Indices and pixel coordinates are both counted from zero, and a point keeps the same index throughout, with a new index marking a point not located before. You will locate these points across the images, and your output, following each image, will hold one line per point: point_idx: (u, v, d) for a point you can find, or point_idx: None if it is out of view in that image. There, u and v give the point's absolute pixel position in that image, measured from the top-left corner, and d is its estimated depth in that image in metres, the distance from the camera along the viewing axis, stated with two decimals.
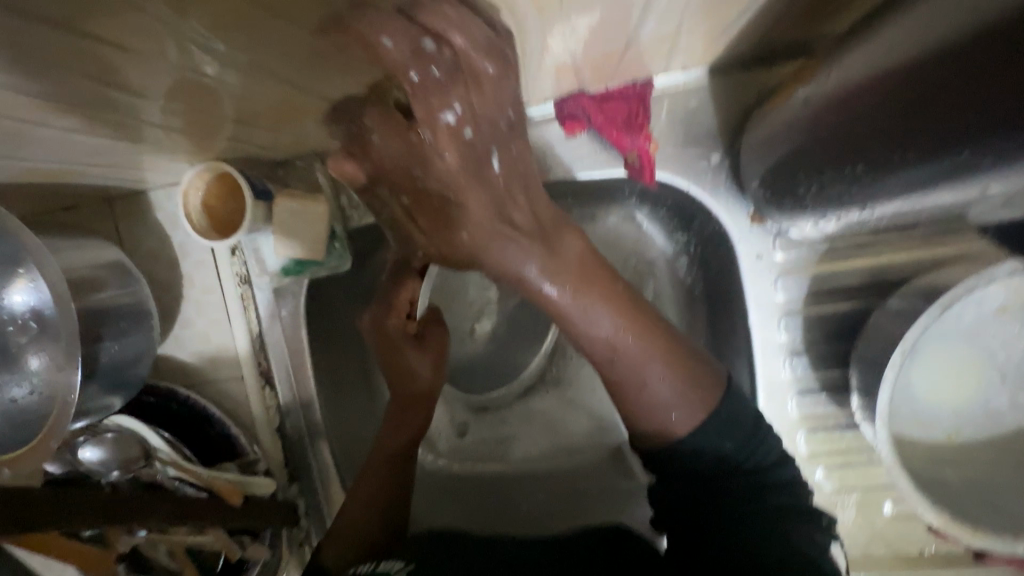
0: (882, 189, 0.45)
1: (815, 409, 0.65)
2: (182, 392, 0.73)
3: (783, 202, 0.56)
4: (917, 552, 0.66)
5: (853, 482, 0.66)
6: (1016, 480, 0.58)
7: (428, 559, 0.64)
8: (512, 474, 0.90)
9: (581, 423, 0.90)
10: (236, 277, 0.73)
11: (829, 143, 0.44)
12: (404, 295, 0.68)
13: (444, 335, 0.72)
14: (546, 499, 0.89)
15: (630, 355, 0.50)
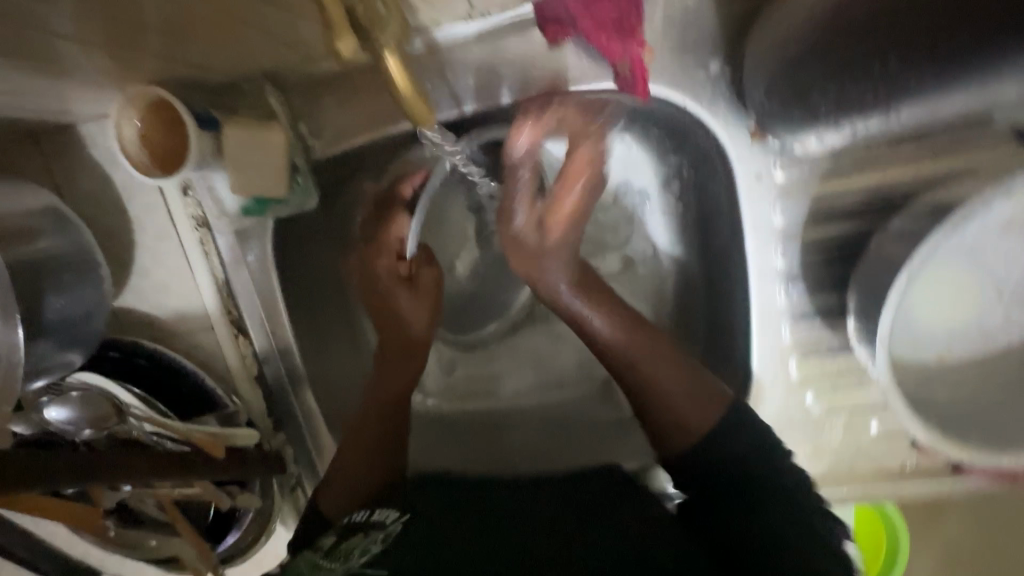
0: (913, 88, 0.42)
1: (808, 333, 0.64)
2: (147, 345, 0.69)
3: (789, 113, 0.51)
4: (899, 466, 0.67)
5: (843, 404, 0.66)
6: (1002, 398, 0.58)
7: (427, 508, 0.61)
8: (503, 409, 0.90)
9: (569, 358, 0.89)
10: (192, 220, 0.67)
11: (858, 35, 0.40)
12: (393, 232, 0.69)
13: (434, 278, 0.71)
14: (539, 434, 0.88)
15: (636, 355, 0.63)
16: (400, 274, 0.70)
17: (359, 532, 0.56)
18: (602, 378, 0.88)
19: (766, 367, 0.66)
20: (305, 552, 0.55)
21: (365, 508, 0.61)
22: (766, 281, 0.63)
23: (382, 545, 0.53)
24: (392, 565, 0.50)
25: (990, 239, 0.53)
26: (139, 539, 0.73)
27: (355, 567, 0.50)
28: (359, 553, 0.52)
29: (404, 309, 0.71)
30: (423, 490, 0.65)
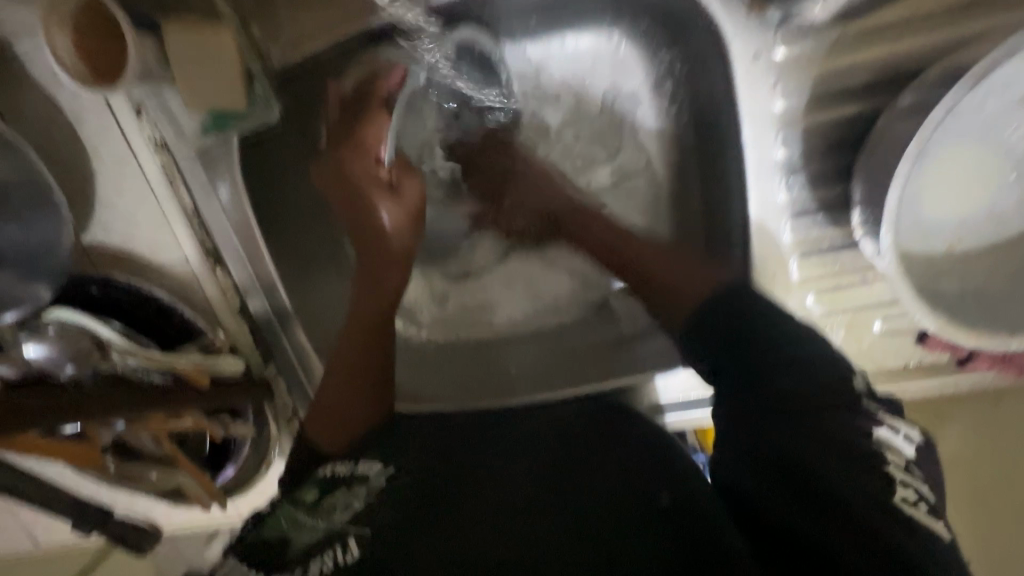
0: None
1: (810, 232, 0.60)
2: (121, 279, 0.66)
3: None
4: (899, 365, 0.66)
5: (844, 305, 0.63)
6: (1011, 284, 0.56)
7: (408, 461, 0.59)
8: (499, 337, 0.87)
9: (563, 281, 0.85)
10: (150, 143, 0.63)
11: None
12: (370, 131, 0.66)
13: (417, 190, 0.70)
14: (537, 358, 0.84)
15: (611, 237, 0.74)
16: (379, 181, 0.68)
17: (343, 485, 0.54)
18: (596, 300, 0.84)
19: (767, 272, 0.62)
20: (286, 503, 0.52)
21: (349, 458, 0.59)
22: (766, 177, 0.59)
23: (364, 502, 0.51)
24: (374, 524, 0.48)
25: (1009, 112, 0.51)
26: (138, 473, 0.74)
27: (337, 527, 0.48)
28: (341, 511, 0.50)
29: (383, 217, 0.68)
30: (404, 437, 0.65)
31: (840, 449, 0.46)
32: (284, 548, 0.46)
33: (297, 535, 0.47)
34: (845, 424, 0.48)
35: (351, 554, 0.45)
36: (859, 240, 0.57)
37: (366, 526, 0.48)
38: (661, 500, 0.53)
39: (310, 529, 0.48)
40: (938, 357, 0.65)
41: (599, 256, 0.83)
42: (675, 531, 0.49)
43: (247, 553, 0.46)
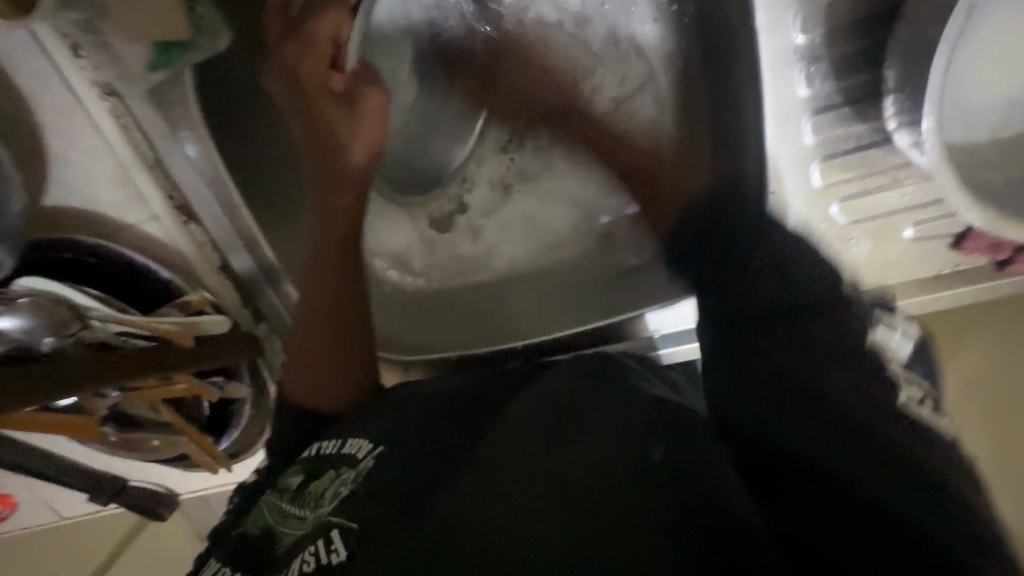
0: None
1: (832, 130, 0.54)
2: (88, 241, 0.63)
3: None
4: (932, 273, 0.61)
5: (866, 211, 0.58)
6: None
7: (408, 440, 0.53)
8: (498, 281, 0.83)
9: (564, 215, 0.78)
10: (96, 88, 0.57)
11: None
12: (324, 29, 0.54)
13: (382, 103, 0.58)
14: (536, 302, 0.81)
15: None
16: (332, 90, 0.57)
17: (328, 468, 0.52)
18: (601, 231, 0.76)
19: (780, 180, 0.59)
20: (272, 493, 0.53)
21: (336, 437, 0.56)
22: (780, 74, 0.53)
23: (348, 488, 0.49)
24: (361, 520, 0.45)
25: None
26: (140, 442, 0.72)
27: (322, 518, 0.47)
28: (328, 499, 0.48)
29: (340, 136, 0.58)
30: (405, 406, 0.59)
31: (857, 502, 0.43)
32: (274, 552, 0.46)
33: (283, 532, 0.48)
34: (842, 386, 0.51)
35: (336, 555, 0.43)
36: (892, 129, 0.51)
37: (352, 516, 0.46)
38: (653, 457, 0.47)
39: (296, 526, 0.48)
40: (975, 260, 0.60)
41: (604, 186, 0.75)
42: (670, 499, 0.43)
43: (232, 556, 0.48)
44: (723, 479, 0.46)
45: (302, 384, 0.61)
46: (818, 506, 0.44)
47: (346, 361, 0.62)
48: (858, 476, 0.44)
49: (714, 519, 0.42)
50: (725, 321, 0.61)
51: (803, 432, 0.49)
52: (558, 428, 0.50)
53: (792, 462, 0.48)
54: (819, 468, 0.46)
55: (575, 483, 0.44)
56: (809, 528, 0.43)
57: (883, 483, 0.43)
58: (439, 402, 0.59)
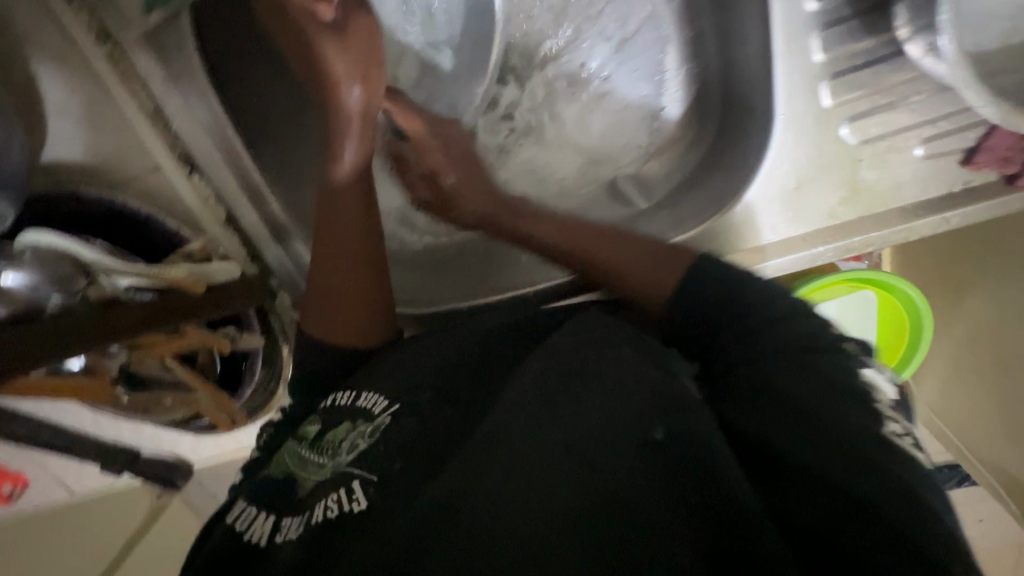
0: None
1: (841, 46, 0.55)
2: (92, 193, 0.61)
3: None
4: (944, 193, 0.60)
5: (879, 131, 0.57)
6: None
7: (420, 393, 0.51)
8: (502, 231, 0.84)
9: (569, 161, 0.78)
10: (92, 34, 0.56)
11: None
12: None
13: (373, 29, 0.59)
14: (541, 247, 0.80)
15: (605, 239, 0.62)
16: (320, 20, 0.57)
17: (345, 420, 0.51)
18: (607, 179, 0.76)
19: (796, 104, 0.57)
20: (290, 441, 0.53)
21: (350, 389, 0.55)
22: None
23: (369, 442, 0.48)
24: (379, 469, 0.45)
25: None
26: (154, 402, 0.72)
27: (341, 467, 0.46)
28: (346, 450, 0.48)
29: (334, 62, 0.58)
30: (414, 357, 0.56)
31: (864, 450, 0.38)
32: (294, 497, 0.46)
33: (305, 477, 0.47)
34: (804, 338, 0.46)
35: (357, 503, 0.43)
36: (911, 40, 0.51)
37: (371, 468, 0.45)
38: (654, 434, 0.39)
39: (317, 471, 0.47)
40: (985, 177, 0.60)
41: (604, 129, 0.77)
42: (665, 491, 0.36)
43: (257, 493, 0.48)
44: (799, 433, 0.39)
45: (320, 322, 0.60)
46: (807, 436, 0.39)
47: (350, 299, 0.60)
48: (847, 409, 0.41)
49: (710, 505, 0.36)
50: (723, 267, 0.53)
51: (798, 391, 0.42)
52: (548, 400, 0.43)
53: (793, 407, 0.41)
54: (784, 395, 0.42)
55: (544, 467, 0.39)
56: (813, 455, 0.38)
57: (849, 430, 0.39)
58: (457, 361, 0.55)
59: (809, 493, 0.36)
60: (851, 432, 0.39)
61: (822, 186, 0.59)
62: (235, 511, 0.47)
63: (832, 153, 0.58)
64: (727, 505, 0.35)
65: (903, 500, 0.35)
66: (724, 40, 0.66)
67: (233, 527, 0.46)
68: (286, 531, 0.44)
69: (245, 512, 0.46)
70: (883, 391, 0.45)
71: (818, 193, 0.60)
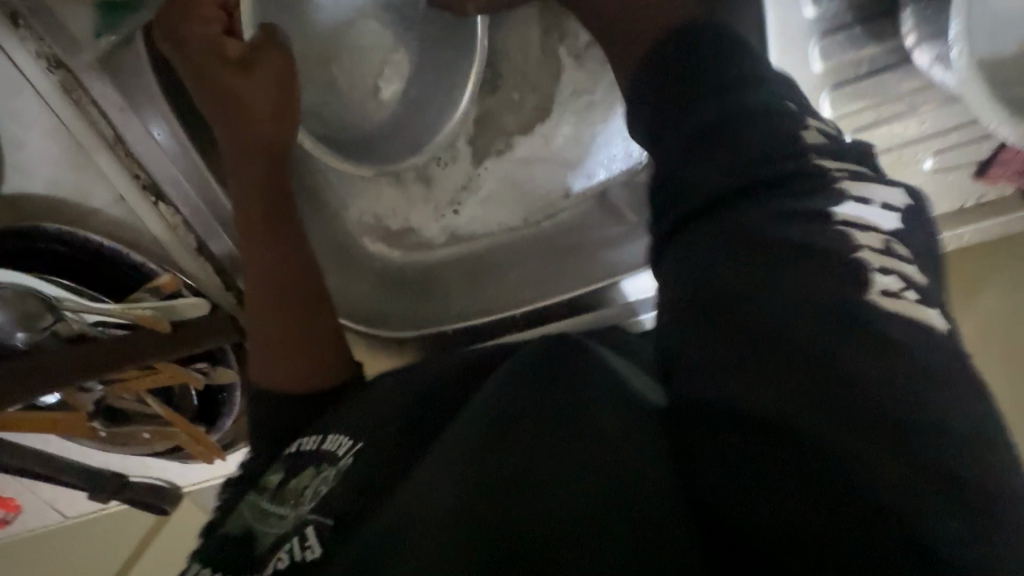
0: None
1: (844, 53, 0.49)
2: (54, 227, 0.59)
3: None
4: (955, 207, 0.58)
5: (886, 143, 0.53)
6: None
7: (381, 430, 0.48)
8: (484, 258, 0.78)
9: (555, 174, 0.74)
10: (41, 61, 0.52)
11: None
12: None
13: (282, 62, 0.55)
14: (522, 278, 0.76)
15: None
16: (229, 56, 0.54)
17: (312, 464, 0.48)
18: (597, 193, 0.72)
19: None
20: (252, 493, 0.48)
21: (317, 432, 0.52)
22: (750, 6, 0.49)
23: (330, 485, 0.44)
24: (336, 512, 0.41)
25: None
26: (134, 434, 0.71)
27: (301, 515, 0.42)
28: (308, 496, 0.44)
29: (247, 98, 0.55)
30: (370, 400, 0.53)
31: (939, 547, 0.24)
32: (250, 553, 0.41)
33: (264, 530, 0.43)
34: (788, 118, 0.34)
35: (311, 552, 0.38)
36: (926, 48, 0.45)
37: (329, 513, 0.41)
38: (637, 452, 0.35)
39: (277, 523, 0.43)
40: (1000, 190, 0.56)
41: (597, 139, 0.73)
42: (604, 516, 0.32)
43: (207, 558, 0.42)
44: (738, 382, 0.30)
45: (265, 371, 0.58)
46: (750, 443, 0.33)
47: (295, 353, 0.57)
48: (813, 318, 0.29)
49: (601, 528, 0.30)
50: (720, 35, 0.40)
51: (765, 228, 0.32)
52: (486, 436, 0.37)
53: (764, 227, 0.32)
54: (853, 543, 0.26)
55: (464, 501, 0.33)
56: (755, 408, 0.29)
57: (828, 335, 0.29)
58: (404, 398, 0.52)
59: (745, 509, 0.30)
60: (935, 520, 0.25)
61: None
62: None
63: None
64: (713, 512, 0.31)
65: (895, 470, 0.26)
66: None
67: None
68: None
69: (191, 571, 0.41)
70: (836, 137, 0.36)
71: None
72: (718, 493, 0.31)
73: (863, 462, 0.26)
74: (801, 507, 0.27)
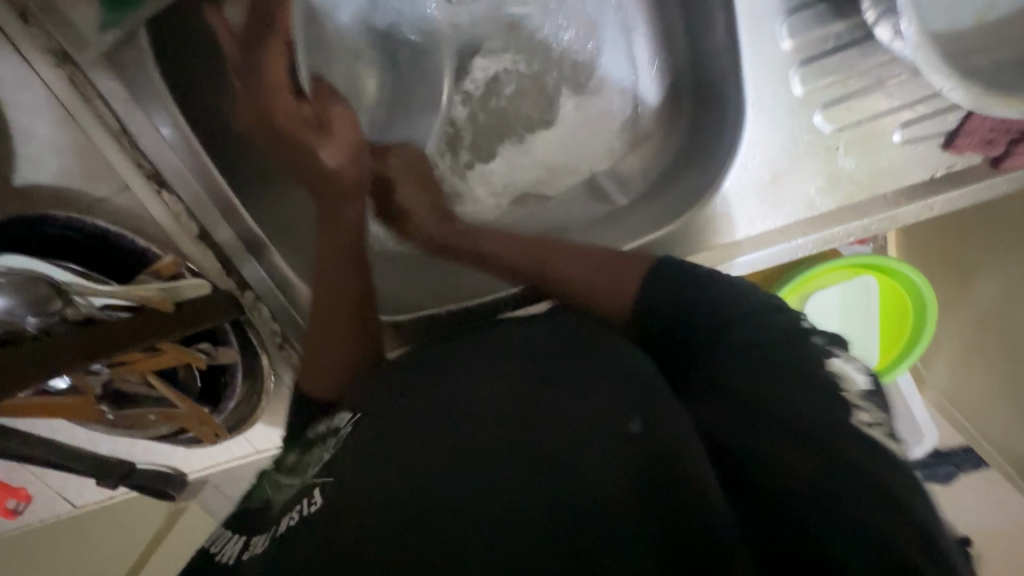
0: None
1: (812, 31, 0.53)
2: (61, 216, 0.61)
3: None
4: (927, 177, 0.58)
5: (854, 117, 0.55)
6: None
7: (390, 401, 0.51)
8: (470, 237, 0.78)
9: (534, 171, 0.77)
10: (51, 55, 0.55)
11: None
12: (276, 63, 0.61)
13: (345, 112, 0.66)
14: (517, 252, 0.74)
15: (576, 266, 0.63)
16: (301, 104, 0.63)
17: (318, 440, 0.53)
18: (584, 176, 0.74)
19: (766, 93, 0.55)
20: (269, 467, 0.54)
21: (329, 415, 0.58)
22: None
23: (331, 453, 0.49)
24: (335, 471, 0.45)
25: None
26: (139, 418, 0.73)
27: (308, 480, 0.47)
28: (313, 465, 0.49)
29: (310, 145, 0.63)
30: (385, 378, 0.55)
31: (874, 504, 0.39)
32: (266, 513, 0.46)
33: (278, 497, 0.48)
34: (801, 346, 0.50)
35: (314, 505, 0.43)
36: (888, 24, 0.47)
37: (329, 473, 0.45)
38: (632, 427, 0.42)
39: (286, 489, 0.48)
40: (970, 159, 0.58)
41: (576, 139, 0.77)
42: (628, 472, 0.40)
43: (233, 519, 0.48)
44: (791, 465, 0.41)
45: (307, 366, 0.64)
46: (793, 445, 0.43)
47: (342, 335, 0.62)
48: (856, 452, 0.42)
49: (694, 541, 0.35)
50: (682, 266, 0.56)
51: (766, 404, 0.46)
52: (524, 425, 0.44)
53: (768, 409, 0.45)
54: (824, 509, 0.39)
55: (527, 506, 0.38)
56: (797, 480, 0.40)
57: (849, 452, 0.42)
58: (408, 372, 0.54)
59: (751, 501, 0.41)
60: (846, 509, 0.39)
61: (799, 175, 0.57)
62: (214, 538, 0.47)
63: (807, 143, 0.56)
64: (746, 492, 0.41)
65: (867, 504, 0.39)
66: (694, 34, 0.65)
67: (206, 551, 0.46)
68: (253, 548, 0.43)
69: (221, 535, 0.47)
70: (854, 380, 0.49)
71: (798, 184, 0.57)
72: (752, 517, 0.40)
73: (838, 506, 0.39)
74: (797, 547, 0.37)
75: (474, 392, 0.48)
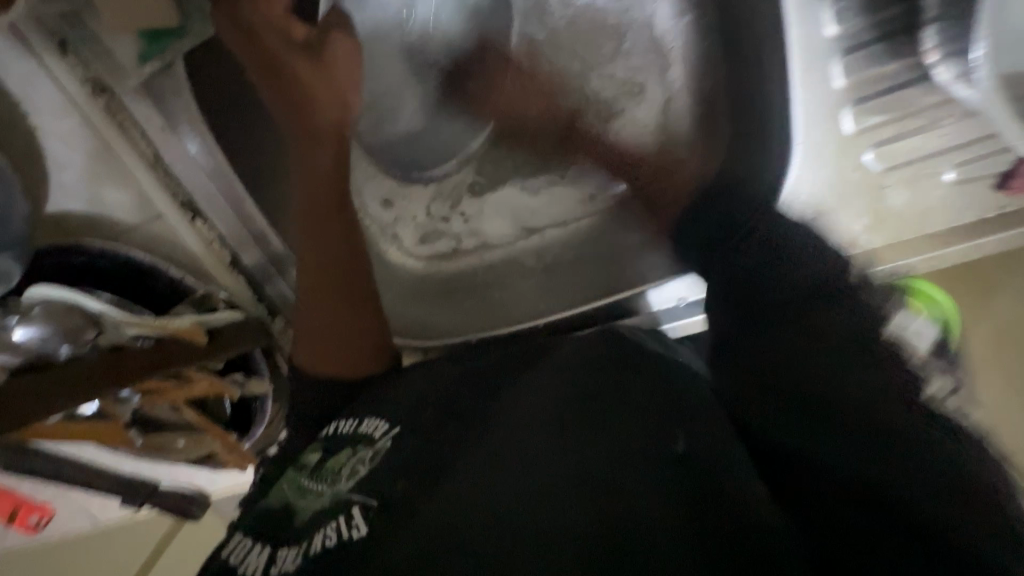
0: None
1: (866, 70, 0.50)
2: (95, 245, 0.62)
3: None
4: (978, 218, 0.59)
5: (904, 156, 0.54)
6: None
7: (422, 411, 0.50)
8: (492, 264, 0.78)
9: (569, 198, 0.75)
10: (87, 86, 0.54)
11: None
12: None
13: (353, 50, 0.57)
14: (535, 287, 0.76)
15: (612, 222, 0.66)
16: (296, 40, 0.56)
17: (347, 446, 0.49)
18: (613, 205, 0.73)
19: (816, 130, 0.53)
20: (291, 469, 0.49)
21: (353, 416, 0.53)
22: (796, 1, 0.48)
23: (369, 467, 0.45)
24: (381, 492, 0.41)
25: None
26: (165, 443, 0.73)
27: (342, 495, 0.43)
28: (346, 476, 0.45)
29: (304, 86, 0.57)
30: (415, 379, 0.57)
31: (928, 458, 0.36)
32: (291, 527, 0.42)
33: (304, 505, 0.43)
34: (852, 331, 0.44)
35: (357, 530, 0.39)
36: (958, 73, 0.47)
37: (372, 493, 0.41)
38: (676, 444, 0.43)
39: (315, 499, 0.43)
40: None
41: None
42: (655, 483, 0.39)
43: (252, 525, 0.43)
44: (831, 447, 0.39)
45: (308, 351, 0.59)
46: (832, 430, 0.40)
47: (331, 336, 0.60)
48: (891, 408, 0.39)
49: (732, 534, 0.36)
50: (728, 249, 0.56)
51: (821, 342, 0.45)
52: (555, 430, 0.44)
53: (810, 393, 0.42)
54: (881, 473, 0.37)
55: (559, 502, 0.38)
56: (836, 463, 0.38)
57: (904, 422, 0.38)
58: (444, 378, 0.56)
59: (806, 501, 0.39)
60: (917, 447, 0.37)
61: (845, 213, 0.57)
62: (235, 547, 0.42)
63: (854, 177, 0.55)
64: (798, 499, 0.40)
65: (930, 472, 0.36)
66: None
67: (225, 563, 0.40)
68: (280, 564, 0.39)
69: (240, 546, 0.42)
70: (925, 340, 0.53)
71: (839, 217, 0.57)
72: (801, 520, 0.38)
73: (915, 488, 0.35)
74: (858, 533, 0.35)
75: (517, 402, 0.48)
